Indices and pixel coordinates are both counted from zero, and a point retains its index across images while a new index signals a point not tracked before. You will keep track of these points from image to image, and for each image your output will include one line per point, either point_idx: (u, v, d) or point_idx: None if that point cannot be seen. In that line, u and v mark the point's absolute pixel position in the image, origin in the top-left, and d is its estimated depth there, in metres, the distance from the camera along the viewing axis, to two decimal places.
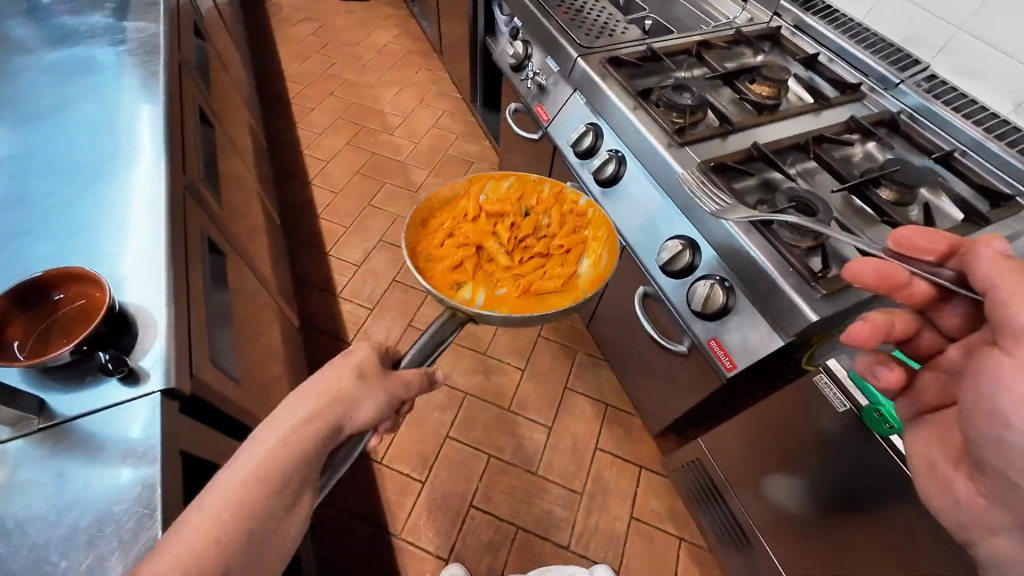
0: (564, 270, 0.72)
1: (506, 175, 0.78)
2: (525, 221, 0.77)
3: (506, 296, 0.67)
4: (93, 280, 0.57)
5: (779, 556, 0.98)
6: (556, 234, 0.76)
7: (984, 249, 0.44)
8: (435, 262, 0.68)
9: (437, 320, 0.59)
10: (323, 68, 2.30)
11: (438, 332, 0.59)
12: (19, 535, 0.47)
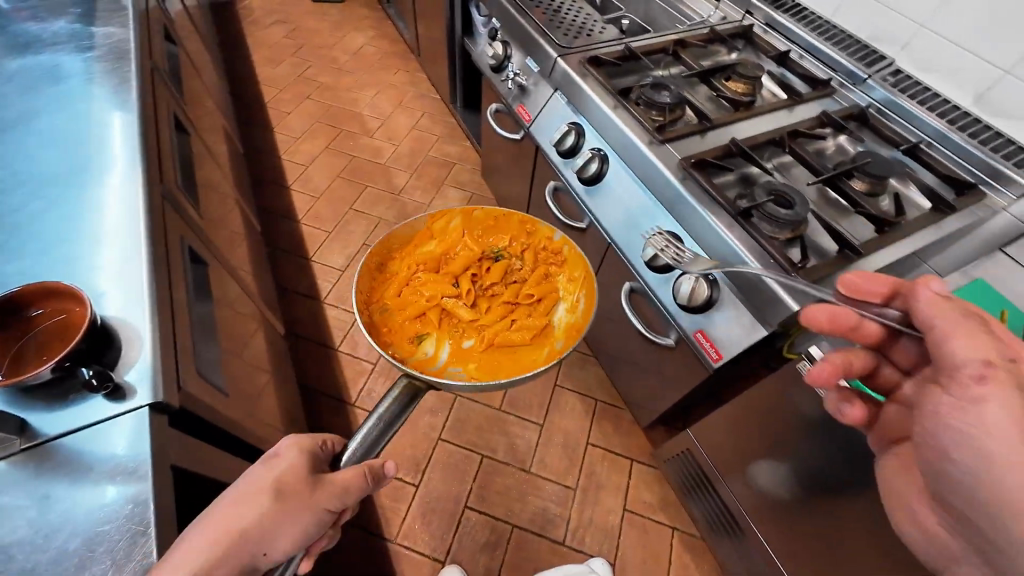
0: (534, 319, 0.79)
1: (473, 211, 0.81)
2: (498, 265, 0.84)
3: (469, 348, 0.77)
4: (73, 295, 0.56)
5: (769, 540, 1.00)
6: (528, 279, 0.83)
7: (923, 290, 0.49)
8: (400, 316, 0.75)
9: (386, 399, 0.54)
10: (298, 71, 2.26)
11: (386, 414, 0.53)
12: (5, 561, 0.45)
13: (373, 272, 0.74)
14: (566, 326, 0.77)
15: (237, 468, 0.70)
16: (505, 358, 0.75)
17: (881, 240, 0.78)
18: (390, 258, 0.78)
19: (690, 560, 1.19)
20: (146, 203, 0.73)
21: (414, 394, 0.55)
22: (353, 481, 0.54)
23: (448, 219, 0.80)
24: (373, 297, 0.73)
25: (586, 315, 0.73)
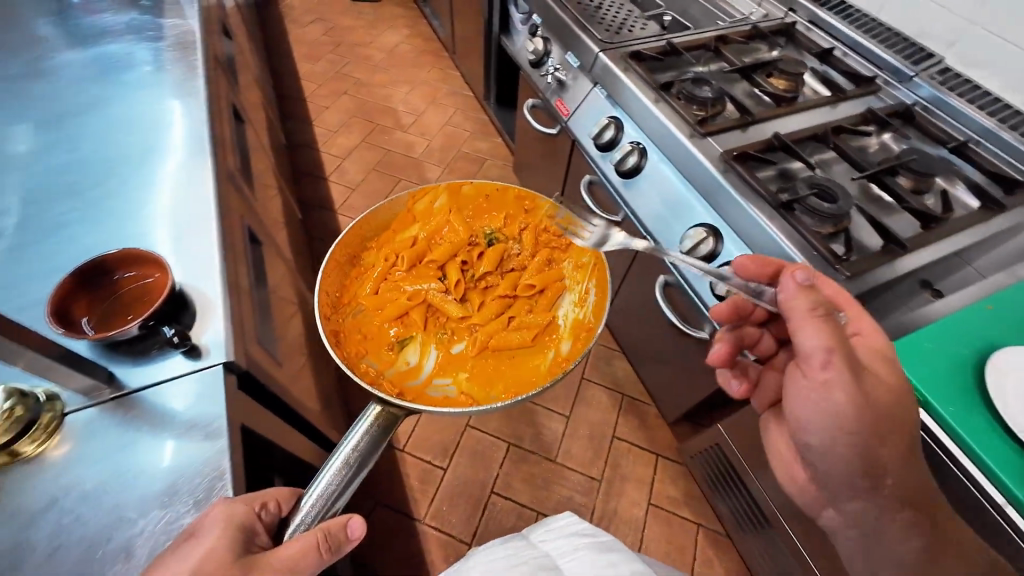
0: (538, 317, 0.81)
1: (460, 183, 0.82)
2: (492, 251, 0.86)
3: (462, 352, 0.78)
4: (158, 261, 0.60)
5: (800, 538, 0.98)
6: (529, 271, 0.85)
7: (789, 281, 0.53)
8: (380, 319, 0.77)
9: (360, 431, 0.50)
10: (336, 68, 2.33)
11: (360, 448, 0.49)
12: (98, 498, 0.50)
13: (343, 268, 0.75)
14: (572, 324, 0.78)
15: (290, 435, 0.74)
16: (495, 365, 0.76)
17: (927, 235, 0.77)
18: (366, 250, 0.79)
19: (714, 556, 1.20)
20: (213, 181, 0.78)
21: (386, 426, 0.51)
22: (304, 556, 0.46)
23: (432, 198, 0.82)
24: (342, 297, 0.74)
25: (597, 313, 0.73)
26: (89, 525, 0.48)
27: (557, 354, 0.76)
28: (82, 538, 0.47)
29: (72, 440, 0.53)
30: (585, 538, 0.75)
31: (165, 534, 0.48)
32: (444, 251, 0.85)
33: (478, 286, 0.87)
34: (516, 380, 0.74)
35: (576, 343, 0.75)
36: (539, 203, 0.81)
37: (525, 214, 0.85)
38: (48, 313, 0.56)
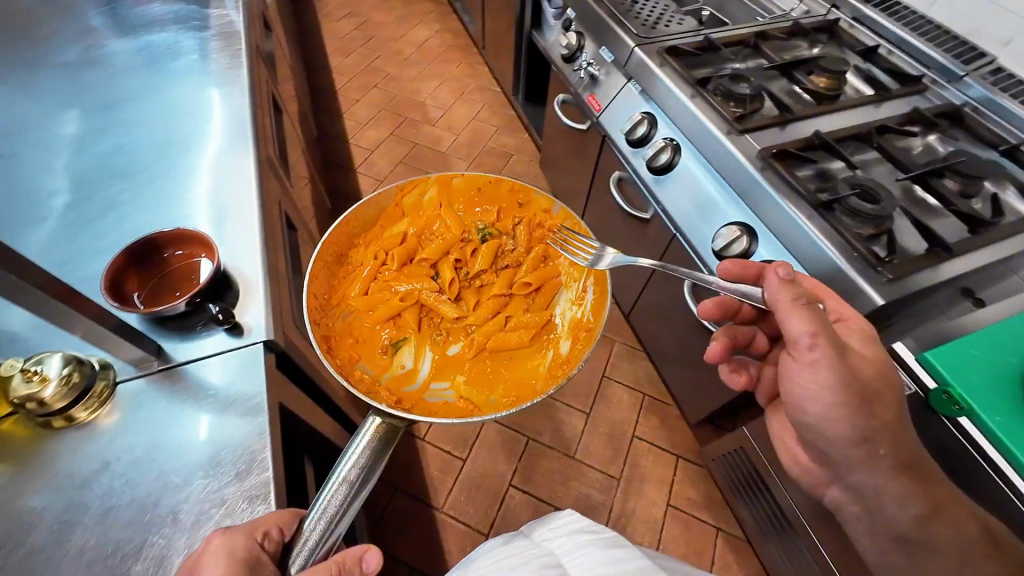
0: (536, 316, 0.76)
1: (449, 176, 0.78)
2: (484, 247, 0.81)
3: (459, 354, 0.74)
4: (205, 241, 0.62)
5: (824, 544, 0.96)
6: (524, 268, 0.81)
7: (771, 276, 0.55)
8: (370, 322, 0.73)
9: (360, 447, 0.48)
10: (366, 62, 2.37)
11: (363, 465, 0.47)
12: (147, 464, 0.52)
13: (330, 270, 0.71)
14: (570, 324, 0.73)
15: (321, 416, 0.75)
16: (494, 367, 0.72)
17: (975, 240, 0.75)
18: (352, 247, 0.76)
19: (733, 560, 1.18)
20: (254, 167, 0.80)
21: (387, 439, 0.49)
22: None
23: (421, 191, 0.78)
24: (331, 299, 0.70)
25: (598, 314, 0.68)
26: (137, 493, 0.50)
27: (556, 353, 0.71)
28: (133, 501, 0.50)
29: (123, 407, 0.55)
30: (584, 534, 0.69)
31: (208, 502, 0.50)
32: (435, 250, 0.81)
33: (472, 285, 0.83)
34: (517, 382, 0.69)
35: (575, 342, 0.69)
36: (534, 197, 0.78)
37: (519, 208, 0.81)
38: (104, 287, 0.58)
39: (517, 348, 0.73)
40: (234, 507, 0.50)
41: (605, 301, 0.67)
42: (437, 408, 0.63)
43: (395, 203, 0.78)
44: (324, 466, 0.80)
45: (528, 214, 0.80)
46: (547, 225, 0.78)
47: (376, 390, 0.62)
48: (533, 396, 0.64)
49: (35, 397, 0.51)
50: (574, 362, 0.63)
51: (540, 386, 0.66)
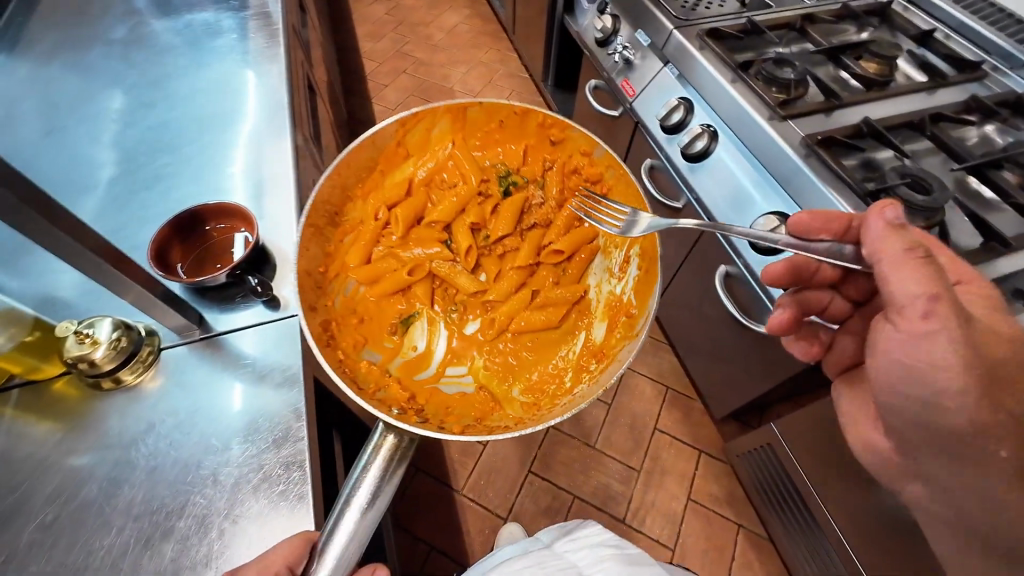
0: (566, 292, 0.77)
1: (469, 105, 0.76)
2: (510, 200, 0.84)
3: (479, 336, 0.76)
4: (246, 215, 0.64)
5: (850, 540, 0.95)
6: (549, 232, 0.83)
7: (876, 220, 0.47)
8: (376, 296, 0.74)
9: (371, 468, 0.46)
10: (396, 47, 2.36)
11: (373, 489, 0.45)
12: (190, 426, 0.54)
13: (321, 234, 0.66)
14: (606, 301, 0.75)
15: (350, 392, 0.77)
16: (519, 350, 0.74)
17: None
18: (348, 202, 0.73)
19: (754, 558, 1.16)
20: (291, 142, 0.81)
21: (397, 456, 0.48)
22: None
23: (432, 123, 0.76)
24: (327, 270, 0.67)
25: (641, 296, 0.67)
26: (182, 451, 0.52)
27: (590, 339, 0.73)
28: (177, 461, 0.52)
29: (166, 373, 0.57)
30: (609, 549, 0.73)
31: (248, 466, 0.52)
32: (450, 210, 0.82)
33: (493, 253, 0.84)
34: (541, 374, 0.71)
35: (613, 327, 0.71)
36: (569, 134, 0.76)
37: (551, 145, 0.80)
38: (150, 254, 0.60)
39: (545, 329, 0.75)
40: (272, 471, 0.51)
41: (652, 282, 0.66)
42: (456, 402, 0.65)
43: (395, 140, 0.75)
44: (351, 442, 0.82)
45: (563, 152, 0.80)
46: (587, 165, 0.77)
47: (384, 381, 0.63)
48: (559, 394, 0.66)
49: (87, 357, 0.52)
50: (615, 359, 0.64)
51: (571, 380, 0.67)
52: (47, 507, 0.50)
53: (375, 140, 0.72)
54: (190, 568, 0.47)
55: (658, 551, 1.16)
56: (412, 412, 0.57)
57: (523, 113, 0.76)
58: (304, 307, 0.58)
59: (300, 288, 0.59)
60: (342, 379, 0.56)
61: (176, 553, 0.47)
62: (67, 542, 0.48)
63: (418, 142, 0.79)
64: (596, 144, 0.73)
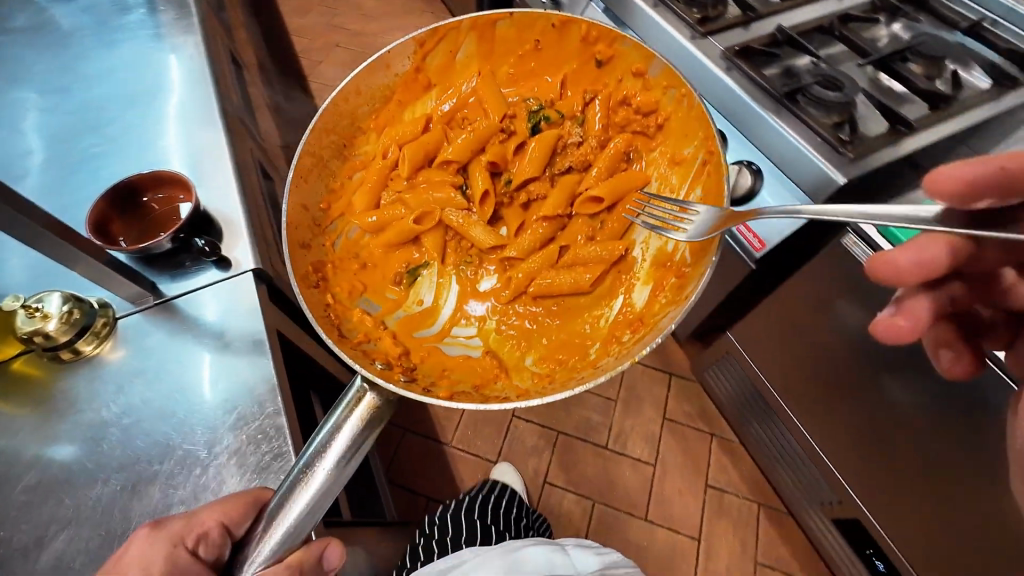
0: (604, 253, 0.71)
1: (501, 17, 0.75)
2: (544, 140, 0.79)
3: (502, 296, 0.73)
4: (181, 182, 0.64)
5: (808, 431, 1.03)
6: (593, 177, 0.76)
7: None
8: (376, 246, 0.75)
9: (343, 427, 0.43)
10: (326, 20, 2.27)
11: (338, 452, 0.42)
12: (162, 381, 0.56)
13: (324, 165, 0.72)
14: (653, 259, 0.69)
15: (317, 351, 0.78)
16: (541, 311, 0.72)
17: (936, 115, 0.76)
18: (358, 136, 0.78)
19: (729, 463, 1.23)
20: (221, 109, 0.79)
21: (374, 419, 0.44)
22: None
23: (456, 47, 0.79)
24: (329, 207, 0.72)
25: (696, 255, 0.61)
26: (157, 405, 0.55)
27: (628, 306, 0.67)
28: (155, 413, 0.54)
29: (127, 341, 0.58)
30: None
31: (225, 407, 0.54)
32: (465, 148, 0.79)
33: (518, 202, 0.80)
34: (560, 346, 0.68)
35: (659, 291, 0.64)
36: (620, 48, 0.73)
37: (597, 65, 0.77)
38: (89, 229, 0.60)
39: (575, 291, 0.71)
40: (250, 412, 0.54)
41: (709, 241, 0.59)
42: (456, 366, 0.64)
43: (414, 64, 0.79)
44: (327, 400, 0.83)
45: (612, 73, 0.77)
46: (639, 88, 0.74)
47: (377, 333, 0.63)
48: (578, 363, 0.63)
49: (41, 330, 0.54)
50: (657, 326, 0.59)
51: (598, 353, 0.63)
52: (30, 471, 0.52)
53: (390, 68, 0.77)
54: (181, 503, 0.49)
55: (641, 469, 1.22)
56: (398, 367, 0.57)
57: (561, 26, 0.74)
58: (294, 242, 0.62)
59: (292, 223, 0.64)
60: (325, 325, 0.58)
61: (163, 492, 0.50)
62: (55, 499, 0.50)
63: (441, 67, 0.81)
64: (652, 58, 0.70)
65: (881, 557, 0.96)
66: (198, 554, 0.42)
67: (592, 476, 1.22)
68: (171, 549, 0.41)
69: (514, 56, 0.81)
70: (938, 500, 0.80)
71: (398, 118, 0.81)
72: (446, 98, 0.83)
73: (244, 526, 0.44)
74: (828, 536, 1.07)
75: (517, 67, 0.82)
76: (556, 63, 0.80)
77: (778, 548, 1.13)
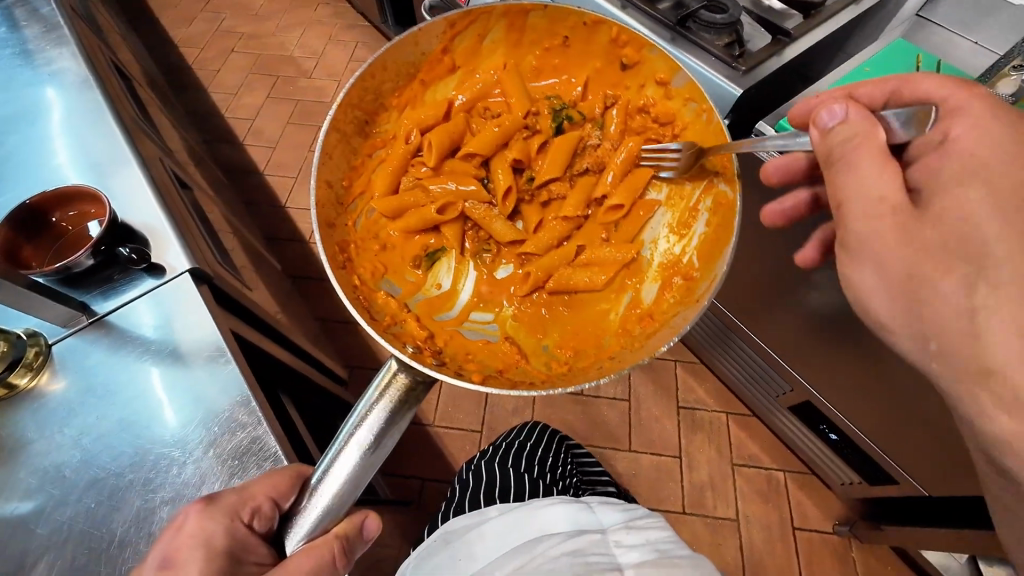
0: (619, 253, 0.70)
1: (532, 8, 0.72)
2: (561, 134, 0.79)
3: (516, 292, 0.73)
4: (91, 197, 0.62)
5: (765, 341, 1.06)
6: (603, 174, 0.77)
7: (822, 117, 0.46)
8: (397, 230, 0.73)
9: (377, 406, 0.48)
10: (215, 27, 2.13)
11: (377, 429, 0.46)
12: (114, 396, 0.55)
13: (348, 143, 0.70)
14: (661, 260, 0.70)
15: (274, 348, 0.75)
16: (559, 299, 0.71)
17: (812, 21, 0.82)
18: (383, 111, 0.75)
19: (695, 383, 1.29)
20: (115, 118, 0.74)
21: (406, 399, 0.49)
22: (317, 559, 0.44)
23: (487, 31, 0.76)
24: (351, 184, 0.70)
25: (708, 266, 0.62)
26: (114, 420, 0.54)
27: (637, 303, 0.68)
28: (117, 426, 0.54)
29: (67, 365, 0.56)
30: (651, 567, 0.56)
31: (191, 407, 0.54)
32: (481, 142, 0.78)
33: (539, 201, 0.79)
34: (578, 334, 0.67)
35: (666, 290, 0.66)
36: (647, 55, 0.71)
37: (622, 67, 0.76)
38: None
39: (595, 296, 0.70)
40: (215, 407, 0.54)
41: (718, 248, 0.61)
42: (478, 350, 0.64)
43: (442, 45, 0.75)
44: (294, 397, 0.81)
45: (636, 77, 0.75)
46: (660, 96, 0.73)
47: (401, 316, 0.63)
48: (593, 355, 0.63)
49: None
50: (670, 324, 0.60)
51: (613, 345, 0.63)
52: None
53: (419, 45, 0.73)
54: (166, 503, 0.50)
55: (617, 405, 1.27)
56: (428, 351, 0.58)
57: (592, 24, 0.72)
58: (322, 223, 0.62)
59: (318, 203, 0.63)
60: (357, 309, 0.57)
61: (144, 498, 0.50)
62: (25, 527, 0.49)
63: (469, 50, 0.78)
64: (677, 69, 0.69)
65: (834, 429, 1.02)
66: (253, 527, 0.46)
67: (573, 422, 1.26)
68: (228, 522, 0.45)
69: (539, 48, 0.78)
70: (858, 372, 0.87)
71: (422, 98, 0.79)
72: (468, 86, 0.81)
73: (292, 499, 0.49)
74: (793, 428, 1.13)
75: (541, 60, 0.79)
76: (580, 61, 0.78)
77: (749, 447, 1.21)
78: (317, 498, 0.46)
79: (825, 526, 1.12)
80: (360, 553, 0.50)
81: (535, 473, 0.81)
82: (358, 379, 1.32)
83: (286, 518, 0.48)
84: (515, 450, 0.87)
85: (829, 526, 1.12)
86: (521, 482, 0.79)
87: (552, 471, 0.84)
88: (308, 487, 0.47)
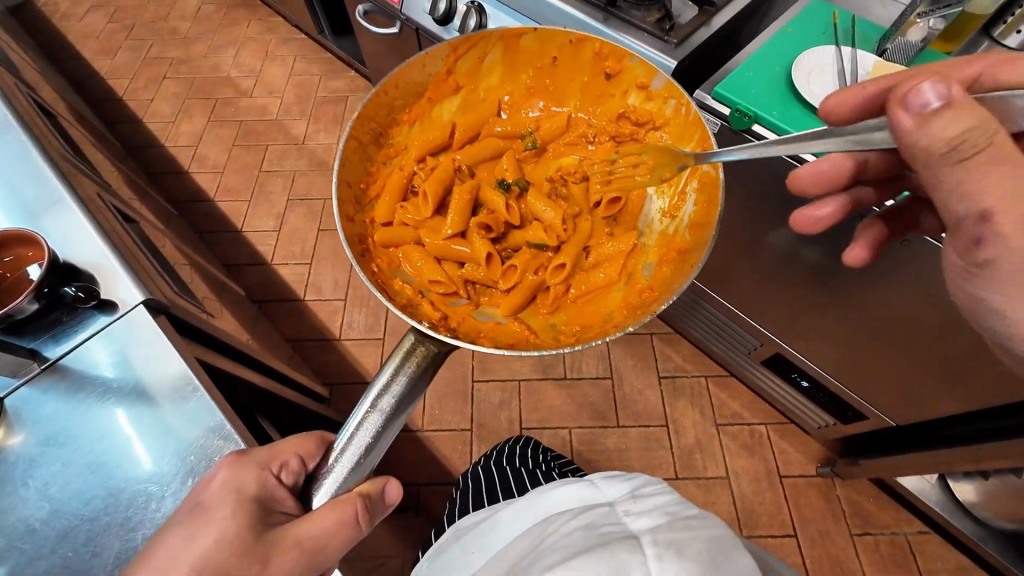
0: (621, 243, 0.69)
1: (524, 31, 0.71)
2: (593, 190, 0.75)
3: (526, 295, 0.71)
4: (28, 239, 0.59)
5: (732, 303, 1.08)
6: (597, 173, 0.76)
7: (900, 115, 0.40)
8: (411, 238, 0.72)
9: (400, 373, 0.48)
10: (141, 54, 2.04)
11: (399, 395, 0.47)
12: (78, 442, 0.53)
13: (365, 151, 0.67)
14: (658, 239, 0.68)
15: (247, 371, 0.74)
16: (568, 291, 0.70)
17: None
18: (395, 126, 0.73)
19: (671, 351, 1.33)
20: (43, 156, 0.71)
21: (427, 365, 0.49)
22: (343, 515, 0.46)
23: (484, 52, 0.74)
24: (368, 188, 0.68)
25: (699, 231, 0.61)
26: (82, 465, 0.52)
27: (640, 279, 0.65)
28: (87, 469, 0.52)
29: (20, 418, 0.54)
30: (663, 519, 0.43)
31: (162, 442, 0.53)
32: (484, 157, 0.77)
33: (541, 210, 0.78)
34: (585, 312, 0.67)
35: (664, 264, 0.65)
36: (628, 64, 0.72)
37: (609, 79, 0.75)
38: None
39: (606, 288, 0.68)
40: (188, 437, 0.53)
41: (708, 218, 0.60)
42: (490, 328, 0.63)
43: (447, 66, 0.73)
44: (271, 419, 0.80)
45: (618, 86, 0.75)
46: (642, 101, 0.74)
47: (417, 300, 0.63)
48: (599, 326, 0.63)
49: None
50: (668, 291, 0.58)
51: (618, 315, 0.62)
52: None
53: (425, 67, 0.71)
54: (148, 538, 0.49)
55: (601, 384, 1.30)
56: (443, 325, 0.58)
57: (578, 43, 0.72)
58: (344, 218, 0.60)
59: (340, 199, 0.62)
60: (377, 287, 0.58)
61: (124, 538, 0.49)
62: None
63: (471, 71, 0.76)
64: (655, 73, 0.70)
65: (804, 376, 1.07)
66: (281, 479, 0.48)
67: (560, 407, 1.28)
68: (259, 471, 0.47)
69: (531, 68, 0.77)
70: (817, 317, 0.92)
71: (430, 115, 0.77)
72: (474, 103, 0.79)
73: (317, 460, 0.51)
74: (767, 380, 1.18)
75: (533, 80, 0.78)
76: (569, 80, 0.78)
77: (731, 405, 1.25)
78: (338, 451, 0.47)
79: (809, 470, 1.17)
80: (384, 516, 0.51)
81: (531, 465, 0.81)
82: (340, 395, 1.30)
83: (309, 479, 0.49)
84: (505, 456, 0.87)
85: (811, 469, 1.17)
86: (517, 476, 0.78)
87: (543, 461, 0.83)
88: (331, 449, 0.48)
